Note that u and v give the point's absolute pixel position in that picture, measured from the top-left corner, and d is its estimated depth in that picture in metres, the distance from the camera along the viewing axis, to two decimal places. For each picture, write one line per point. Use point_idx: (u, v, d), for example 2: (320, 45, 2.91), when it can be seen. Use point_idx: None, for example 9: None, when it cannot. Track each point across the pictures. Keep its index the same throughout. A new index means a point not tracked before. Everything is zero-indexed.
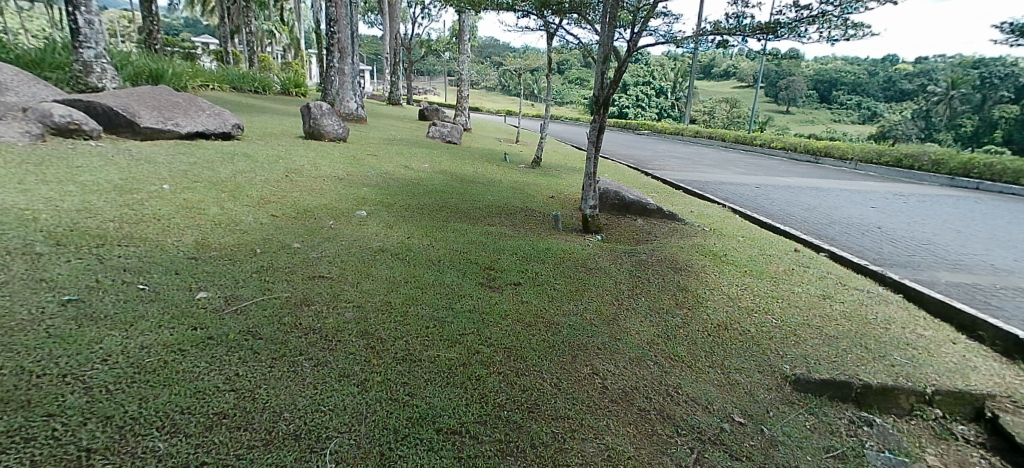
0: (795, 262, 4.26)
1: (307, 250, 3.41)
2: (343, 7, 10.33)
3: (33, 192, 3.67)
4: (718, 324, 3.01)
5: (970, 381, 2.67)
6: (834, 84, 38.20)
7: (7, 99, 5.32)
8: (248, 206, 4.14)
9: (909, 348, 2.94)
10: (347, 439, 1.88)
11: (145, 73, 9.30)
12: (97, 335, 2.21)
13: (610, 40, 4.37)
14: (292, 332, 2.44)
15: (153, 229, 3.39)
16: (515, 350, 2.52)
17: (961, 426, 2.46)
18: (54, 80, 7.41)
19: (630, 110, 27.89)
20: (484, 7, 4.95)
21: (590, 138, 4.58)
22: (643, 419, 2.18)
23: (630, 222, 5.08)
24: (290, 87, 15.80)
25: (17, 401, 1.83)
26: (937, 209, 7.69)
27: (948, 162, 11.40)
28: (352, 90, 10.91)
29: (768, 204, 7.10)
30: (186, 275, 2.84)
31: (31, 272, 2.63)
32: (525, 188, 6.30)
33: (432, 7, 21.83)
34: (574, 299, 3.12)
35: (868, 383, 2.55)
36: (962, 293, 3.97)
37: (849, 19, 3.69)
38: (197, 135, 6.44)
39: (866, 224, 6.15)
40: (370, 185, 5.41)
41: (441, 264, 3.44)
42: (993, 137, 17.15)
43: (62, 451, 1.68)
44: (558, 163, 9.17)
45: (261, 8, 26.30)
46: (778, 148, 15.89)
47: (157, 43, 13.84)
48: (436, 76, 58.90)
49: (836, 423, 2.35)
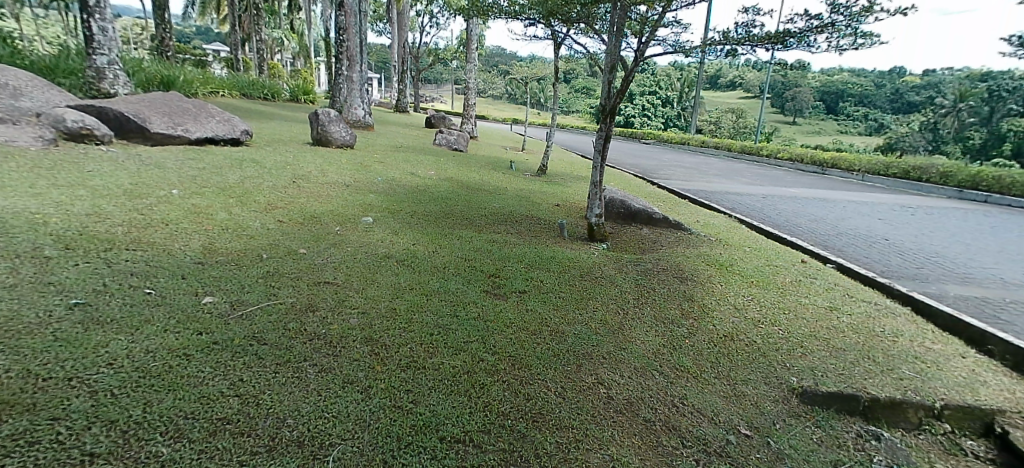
0: (801, 273, 4.24)
1: (314, 256, 3.43)
2: (353, 16, 10.47)
3: (44, 196, 3.71)
4: (725, 335, 2.99)
5: (980, 395, 2.64)
6: (841, 95, 38.14)
7: (21, 104, 5.40)
8: (255, 211, 4.17)
9: (917, 361, 2.91)
10: (350, 446, 1.88)
11: (156, 80, 9.41)
12: (104, 340, 2.22)
13: (617, 50, 4.40)
14: (298, 338, 2.45)
15: (162, 234, 3.41)
16: (519, 358, 2.51)
17: (970, 442, 2.44)
18: (67, 86, 7.53)
19: (637, 119, 28.07)
20: (492, 15, 4.97)
21: (596, 146, 4.55)
22: (648, 429, 2.16)
23: (635, 232, 5.07)
24: (298, 94, 15.93)
25: (23, 404, 1.84)
26: (946, 221, 7.63)
27: (955, 174, 11.34)
28: (360, 98, 11.05)
29: (775, 215, 7.06)
30: (192, 280, 2.85)
31: (40, 275, 2.65)
32: (531, 196, 6.31)
33: (440, 16, 22.06)
34: (579, 308, 3.12)
35: (876, 396, 2.53)
36: (972, 307, 3.93)
37: (858, 28, 3.69)
38: (206, 141, 6.48)
39: (873, 236, 6.12)
40: (376, 192, 5.44)
41: (446, 271, 3.44)
42: (1003, 150, 16.96)
43: (66, 454, 1.69)
44: (563, 172, 9.20)
45: (272, 15, 26.66)
46: (784, 159, 15.90)
47: (169, 50, 14.00)
48: (443, 84, 59.65)
49: (844, 437, 2.33)
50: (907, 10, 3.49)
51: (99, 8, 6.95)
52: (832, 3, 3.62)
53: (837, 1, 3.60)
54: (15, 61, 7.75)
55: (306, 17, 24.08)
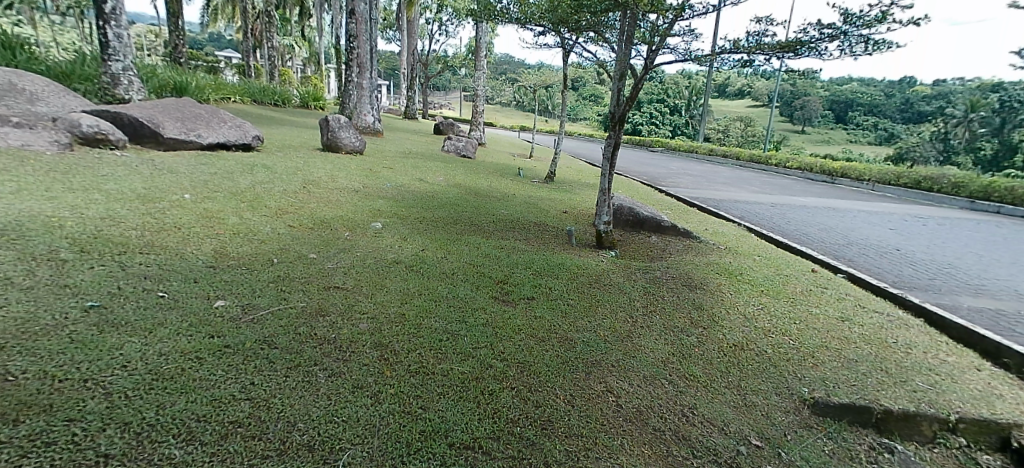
0: (812, 282, 4.21)
1: (324, 260, 3.45)
2: (364, 23, 10.62)
3: (60, 200, 3.76)
4: (735, 344, 2.97)
5: (996, 409, 2.60)
6: (850, 104, 37.99)
7: (38, 109, 5.49)
8: (266, 216, 4.21)
9: (932, 374, 2.87)
10: (360, 451, 1.88)
11: (170, 86, 9.53)
12: (117, 342, 2.24)
13: (626, 58, 4.45)
14: (308, 342, 2.46)
15: (174, 238, 3.45)
16: (528, 365, 2.51)
17: (987, 456, 2.39)
18: (82, 92, 7.65)
19: (644, 127, 28.19)
20: (502, 22, 5.00)
21: (605, 153, 4.56)
22: (658, 439, 2.15)
23: (645, 239, 5.07)
24: (308, 101, 16.03)
25: (40, 405, 1.86)
26: (958, 232, 7.56)
27: (968, 185, 11.24)
28: (370, 104, 11.15)
29: (785, 224, 7.03)
30: (204, 284, 2.88)
31: (55, 278, 2.68)
32: (539, 203, 6.32)
33: (450, 23, 22.21)
34: (587, 316, 3.11)
35: (890, 408, 2.50)
36: (986, 319, 3.87)
37: (871, 36, 3.66)
38: (218, 146, 6.54)
39: (884, 246, 6.06)
40: (385, 198, 5.46)
41: (453, 277, 3.44)
42: (1015, 161, 16.77)
43: (80, 455, 1.70)
44: (572, 179, 9.19)
45: (285, 23, 27.07)
46: (794, 168, 15.82)
47: (183, 57, 14.11)
48: (450, 91, 60.15)
49: (856, 449, 2.30)
50: (920, 18, 3.47)
51: (114, 15, 7.04)
52: (845, 13, 3.61)
53: (850, 10, 3.59)
54: (31, 67, 7.87)
55: (318, 24, 24.25)
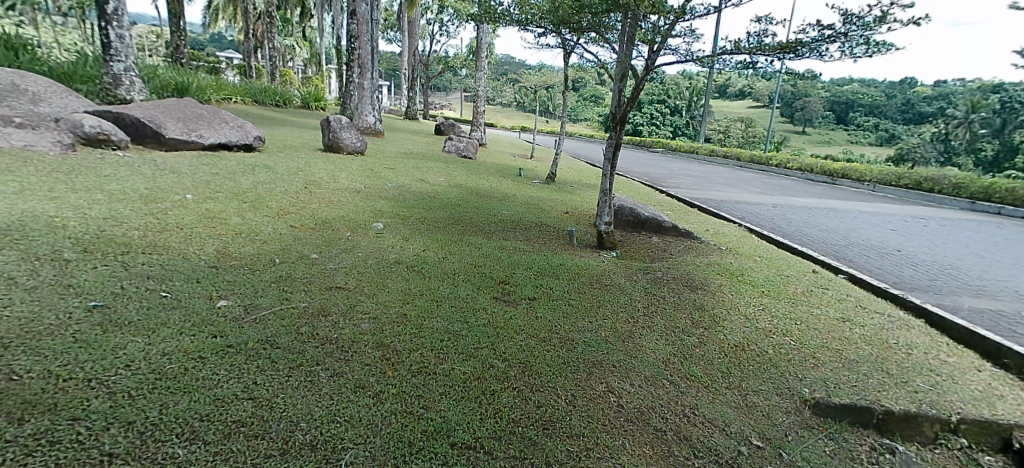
0: (813, 283, 4.22)
1: (325, 261, 3.46)
2: (365, 24, 10.63)
3: (63, 200, 3.77)
4: (735, 345, 2.97)
5: (996, 410, 2.61)
6: (850, 105, 37.95)
7: (41, 110, 5.50)
8: (268, 216, 4.22)
9: (932, 374, 2.88)
10: (363, 451, 1.88)
11: (171, 86, 9.55)
12: (121, 342, 2.25)
13: (628, 58, 4.49)
14: (310, 342, 2.47)
15: (177, 238, 3.46)
16: (530, 365, 2.52)
17: (988, 457, 2.40)
18: (84, 92, 7.66)
19: (644, 128, 28.18)
20: (503, 22, 5.00)
21: (607, 153, 4.57)
22: (658, 439, 2.16)
23: (646, 240, 5.08)
24: (309, 101, 16.05)
25: (44, 404, 1.87)
26: (958, 233, 7.56)
27: (969, 186, 11.24)
28: (371, 104, 11.17)
29: (785, 224, 7.03)
30: (207, 284, 2.89)
31: (59, 278, 2.69)
32: (540, 204, 6.33)
33: (450, 24, 22.22)
34: (588, 316, 3.11)
35: (891, 409, 2.51)
36: (986, 320, 3.88)
37: (871, 37, 3.67)
38: (220, 146, 6.56)
39: (885, 247, 6.07)
40: (386, 198, 5.47)
41: (455, 278, 3.45)
42: (1015, 162, 16.76)
43: (85, 454, 1.71)
44: (573, 180, 9.20)
45: (285, 23, 27.08)
46: (794, 168, 15.82)
47: (184, 57, 14.13)
48: (450, 92, 60.16)
49: (858, 449, 2.30)
50: (920, 19, 3.47)
51: (116, 16, 7.06)
52: (845, 14, 3.61)
53: (849, 11, 3.60)
54: (32, 67, 7.88)
55: (319, 24, 24.27)
